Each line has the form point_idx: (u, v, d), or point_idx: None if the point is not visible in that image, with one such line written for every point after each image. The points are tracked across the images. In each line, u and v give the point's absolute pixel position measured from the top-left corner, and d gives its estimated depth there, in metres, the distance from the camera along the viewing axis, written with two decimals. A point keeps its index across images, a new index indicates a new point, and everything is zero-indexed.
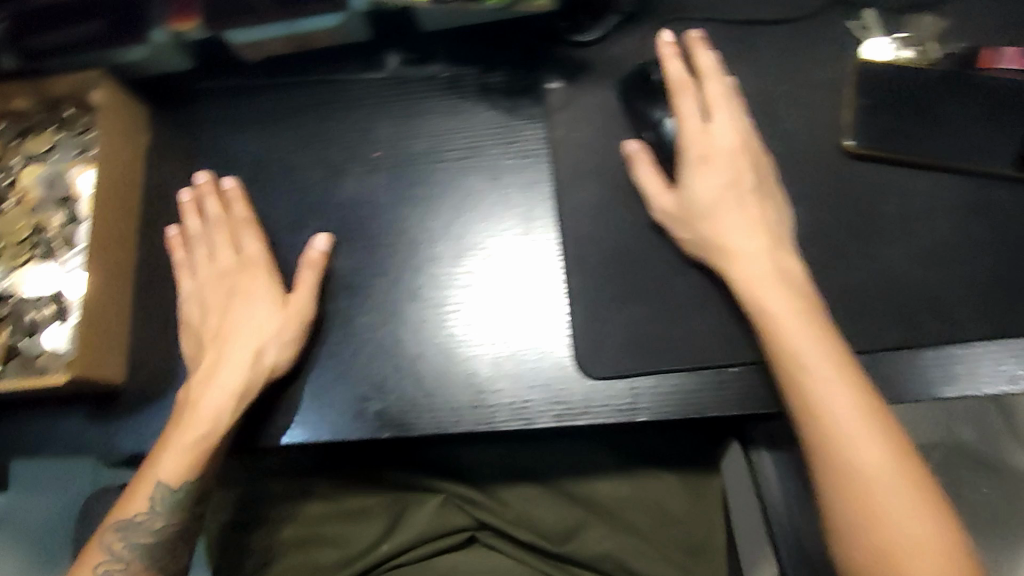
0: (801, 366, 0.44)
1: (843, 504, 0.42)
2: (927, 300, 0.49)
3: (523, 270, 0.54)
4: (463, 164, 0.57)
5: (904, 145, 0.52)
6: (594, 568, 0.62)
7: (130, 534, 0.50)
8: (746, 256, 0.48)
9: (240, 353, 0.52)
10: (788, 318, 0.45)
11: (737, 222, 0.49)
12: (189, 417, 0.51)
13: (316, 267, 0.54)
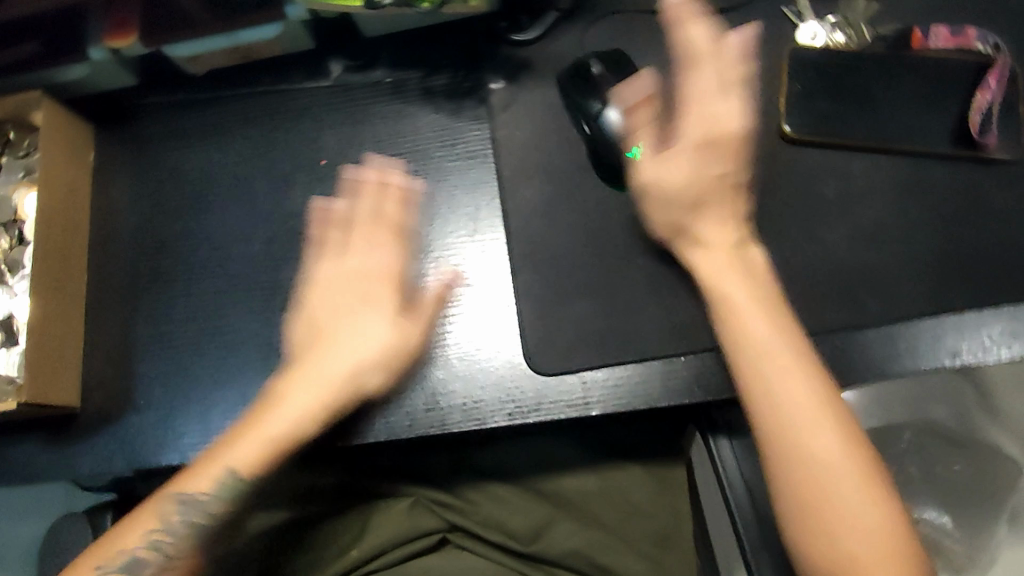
0: (755, 354, 0.45)
1: (791, 488, 0.42)
2: (866, 280, 0.50)
3: (477, 271, 0.54)
4: (410, 169, 0.57)
5: (841, 128, 0.52)
6: (564, 565, 0.61)
7: (186, 512, 0.48)
8: (711, 247, 0.49)
9: (328, 370, 0.49)
10: (743, 305, 0.46)
11: (718, 211, 0.49)
12: (276, 414, 0.49)
13: (436, 304, 0.52)
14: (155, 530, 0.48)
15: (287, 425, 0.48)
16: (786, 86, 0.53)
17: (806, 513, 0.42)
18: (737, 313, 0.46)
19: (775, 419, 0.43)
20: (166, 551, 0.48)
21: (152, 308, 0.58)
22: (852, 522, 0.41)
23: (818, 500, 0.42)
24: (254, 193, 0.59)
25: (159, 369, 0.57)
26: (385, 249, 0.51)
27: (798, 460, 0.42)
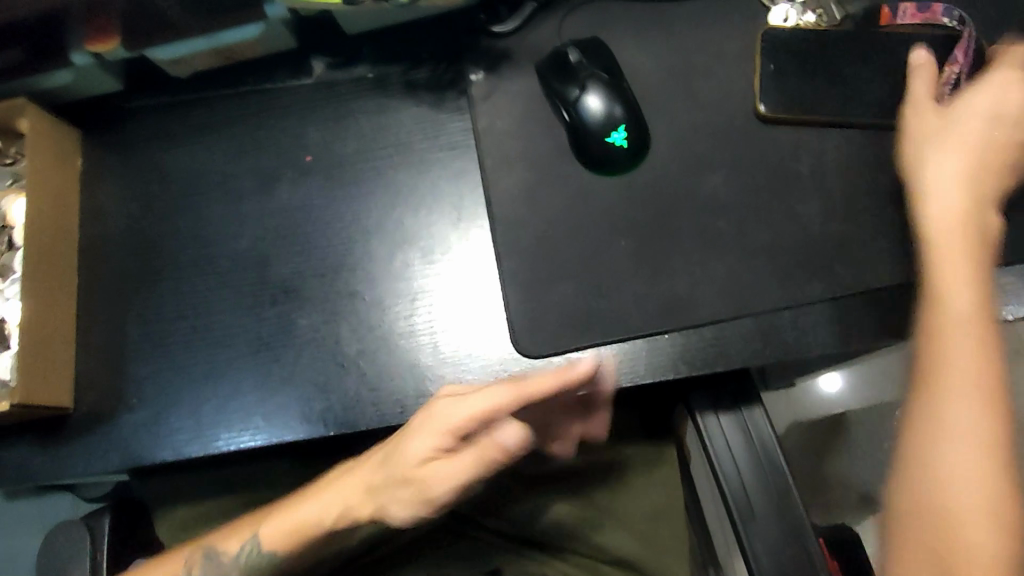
0: (954, 316, 0.44)
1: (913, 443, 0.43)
2: (841, 253, 0.51)
3: (463, 263, 0.55)
4: (393, 161, 0.58)
5: (814, 105, 0.53)
6: (561, 547, 0.63)
7: (212, 568, 0.55)
8: (940, 204, 0.47)
9: (356, 482, 0.52)
10: (960, 270, 0.45)
11: (947, 172, 0.47)
12: (312, 503, 0.54)
13: (483, 456, 0.44)
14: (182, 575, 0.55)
15: (304, 521, 0.53)
16: (759, 66, 0.54)
17: (924, 468, 0.42)
18: (951, 272, 0.45)
19: (933, 374, 0.43)
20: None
21: (142, 308, 0.59)
22: (963, 493, 0.41)
23: (934, 457, 0.42)
24: (242, 191, 0.60)
25: (152, 368, 0.58)
26: (498, 395, 0.43)
27: (932, 416, 0.43)
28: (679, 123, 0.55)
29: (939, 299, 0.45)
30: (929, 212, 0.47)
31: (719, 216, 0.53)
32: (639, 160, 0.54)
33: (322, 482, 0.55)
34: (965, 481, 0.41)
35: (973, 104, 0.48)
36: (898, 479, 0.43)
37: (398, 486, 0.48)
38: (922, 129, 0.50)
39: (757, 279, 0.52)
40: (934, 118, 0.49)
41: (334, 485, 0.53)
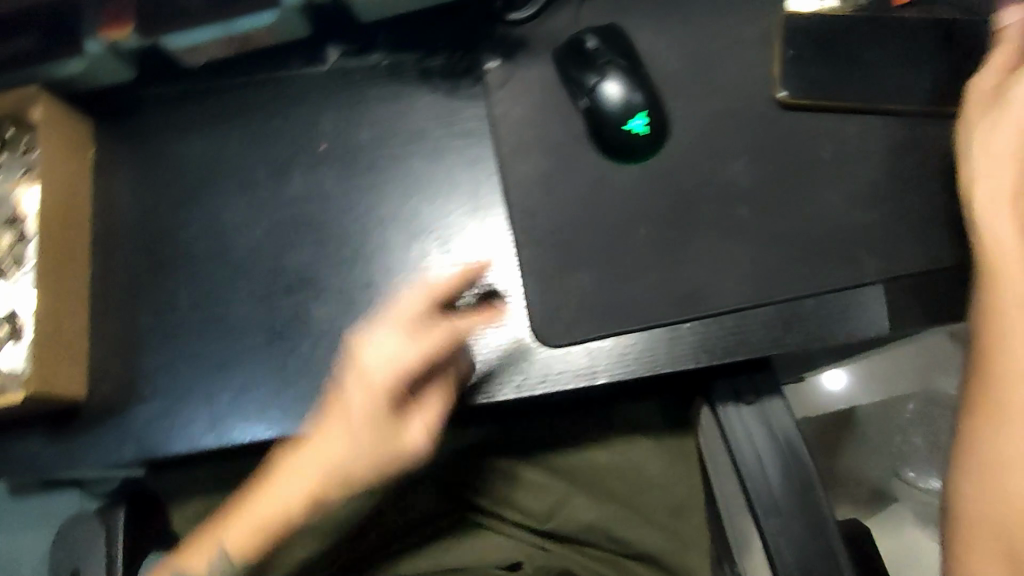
0: (1009, 311, 0.45)
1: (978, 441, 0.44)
2: (864, 239, 0.51)
3: (481, 255, 0.55)
4: (408, 150, 0.58)
5: (833, 91, 0.53)
6: (580, 538, 0.63)
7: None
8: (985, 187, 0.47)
9: (309, 469, 0.48)
10: (1011, 257, 0.45)
11: (998, 161, 0.47)
12: (266, 498, 0.50)
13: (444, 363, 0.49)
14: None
15: (269, 522, 0.49)
16: (779, 51, 0.54)
17: (988, 467, 0.44)
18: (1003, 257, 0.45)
19: (994, 370, 0.45)
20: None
21: (156, 298, 0.58)
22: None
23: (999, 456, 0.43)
24: (256, 180, 0.60)
25: (166, 358, 0.57)
26: (415, 313, 0.47)
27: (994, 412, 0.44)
28: (698, 109, 0.54)
29: (986, 284, 0.46)
30: (979, 204, 0.47)
31: (740, 204, 0.52)
32: (658, 147, 0.54)
33: (265, 477, 0.51)
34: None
35: None
36: (960, 475, 0.45)
37: (354, 447, 0.47)
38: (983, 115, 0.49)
39: (778, 266, 0.51)
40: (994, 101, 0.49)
41: (281, 475, 0.50)
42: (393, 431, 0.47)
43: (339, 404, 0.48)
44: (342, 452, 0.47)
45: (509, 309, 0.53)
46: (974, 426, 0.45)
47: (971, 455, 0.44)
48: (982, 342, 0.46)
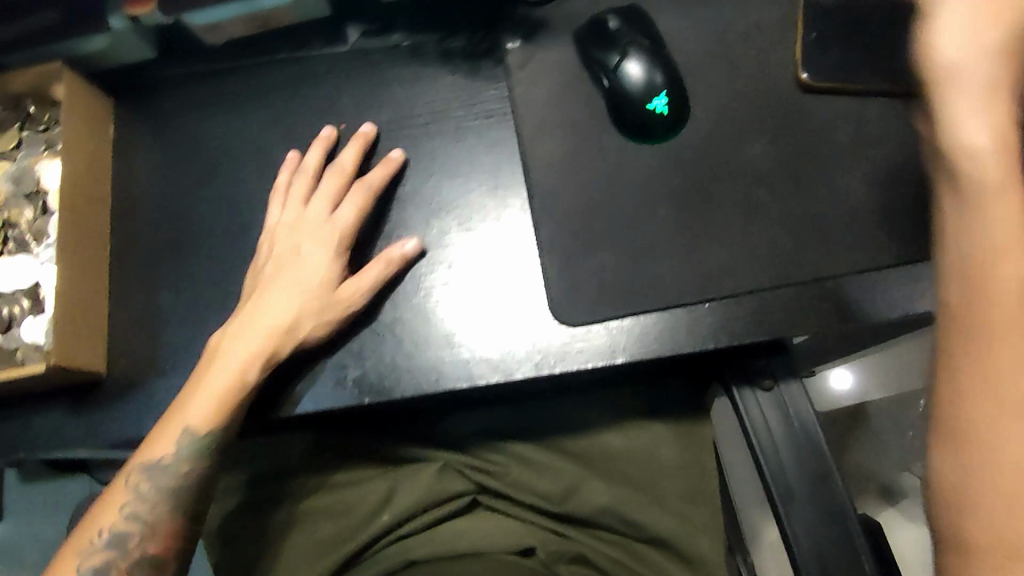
0: (1003, 295, 0.34)
1: (985, 471, 0.33)
2: (886, 223, 0.51)
3: (501, 235, 0.55)
4: (427, 130, 0.58)
5: (856, 75, 0.52)
6: (593, 522, 0.63)
7: (155, 476, 0.50)
8: (972, 126, 0.35)
9: (261, 326, 0.51)
10: (1022, 227, 0.35)
11: (983, 116, 0.35)
12: (221, 366, 0.51)
13: (393, 266, 0.53)
14: (131, 497, 0.50)
15: (230, 390, 0.50)
16: (802, 34, 0.54)
17: (970, 514, 0.33)
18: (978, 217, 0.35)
19: (989, 380, 0.33)
20: (144, 517, 0.50)
21: (175, 275, 0.59)
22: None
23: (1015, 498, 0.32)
24: (275, 158, 0.60)
25: (184, 334, 0.57)
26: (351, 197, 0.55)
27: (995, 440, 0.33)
28: (720, 92, 0.54)
29: (945, 252, 0.36)
30: (951, 146, 0.36)
31: (760, 186, 0.52)
32: (678, 128, 0.53)
33: (212, 354, 0.53)
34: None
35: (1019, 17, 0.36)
36: (943, 452, 0.34)
37: (306, 304, 0.52)
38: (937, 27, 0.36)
39: (799, 248, 0.51)
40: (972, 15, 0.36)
41: (232, 342, 0.52)
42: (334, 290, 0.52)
43: (288, 272, 0.53)
44: (291, 311, 0.52)
45: (520, 283, 0.53)
46: (938, 458, 0.34)
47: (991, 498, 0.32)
48: (981, 334, 0.34)
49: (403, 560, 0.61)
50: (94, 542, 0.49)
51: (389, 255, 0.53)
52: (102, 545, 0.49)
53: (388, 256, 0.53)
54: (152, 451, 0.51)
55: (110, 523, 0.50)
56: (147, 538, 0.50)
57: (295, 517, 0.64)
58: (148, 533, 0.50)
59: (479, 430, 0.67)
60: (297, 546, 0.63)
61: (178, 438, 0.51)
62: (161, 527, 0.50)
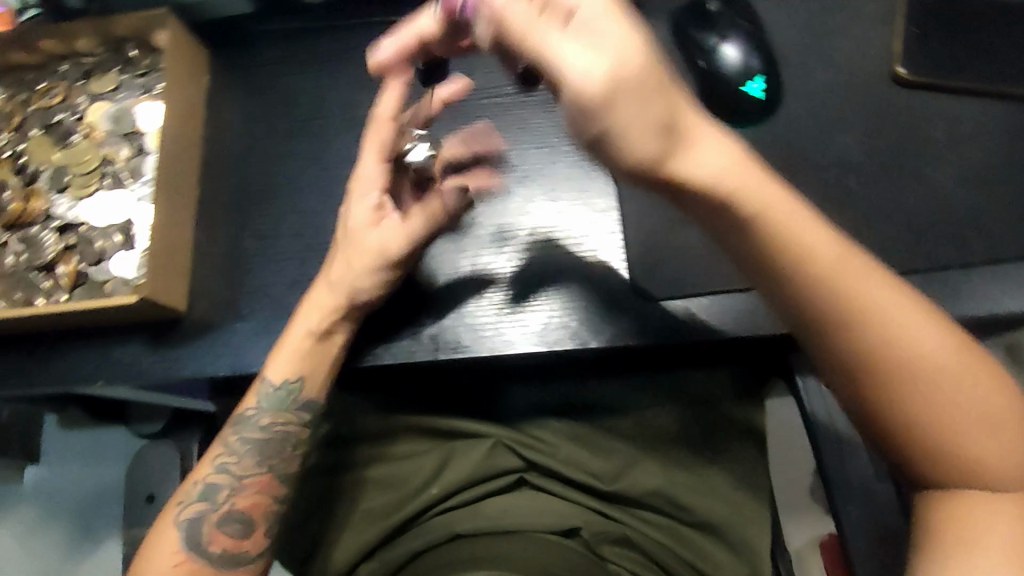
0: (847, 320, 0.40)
1: (920, 429, 0.41)
2: (976, 220, 0.51)
3: (581, 212, 0.55)
4: (517, 100, 0.59)
5: (953, 71, 0.53)
6: (644, 504, 0.64)
7: (239, 429, 0.54)
8: (705, 169, 0.35)
9: (325, 278, 0.54)
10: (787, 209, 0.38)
11: (713, 149, 0.35)
12: (297, 322, 0.54)
13: (429, 215, 0.52)
14: (218, 452, 0.54)
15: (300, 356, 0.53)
16: (901, 29, 0.54)
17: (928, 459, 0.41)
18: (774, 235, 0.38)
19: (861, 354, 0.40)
20: (233, 472, 0.54)
21: (259, 223, 0.60)
22: (973, 427, 0.41)
23: (939, 435, 0.41)
24: (364, 118, 0.61)
25: (266, 281, 0.59)
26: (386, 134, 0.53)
27: (916, 401, 0.41)
28: (815, 82, 0.54)
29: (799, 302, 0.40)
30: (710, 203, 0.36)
31: (849, 176, 0.52)
32: (771, 114, 0.54)
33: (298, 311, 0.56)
34: (974, 412, 0.41)
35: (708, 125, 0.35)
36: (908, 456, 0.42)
37: (352, 254, 0.53)
38: (630, 110, 0.32)
39: (886, 239, 0.51)
40: (643, 103, 0.32)
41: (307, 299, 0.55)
42: (371, 236, 0.53)
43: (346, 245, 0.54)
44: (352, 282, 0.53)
45: (588, 257, 0.54)
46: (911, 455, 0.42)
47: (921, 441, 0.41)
48: (848, 317, 0.40)
49: (447, 533, 0.62)
50: (188, 497, 0.53)
51: (427, 202, 0.53)
52: (195, 497, 0.53)
53: (426, 206, 0.52)
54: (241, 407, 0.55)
55: (202, 476, 0.54)
56: (236, 492, 0.53)
57: (350, 480, 0.66)
58: (237, 487, 0.53)
59: (531, 405, 0.68)
60: (352, 511, 0.64)
61: (258, 392, 0.54)
62: (247, 481, 0.54)
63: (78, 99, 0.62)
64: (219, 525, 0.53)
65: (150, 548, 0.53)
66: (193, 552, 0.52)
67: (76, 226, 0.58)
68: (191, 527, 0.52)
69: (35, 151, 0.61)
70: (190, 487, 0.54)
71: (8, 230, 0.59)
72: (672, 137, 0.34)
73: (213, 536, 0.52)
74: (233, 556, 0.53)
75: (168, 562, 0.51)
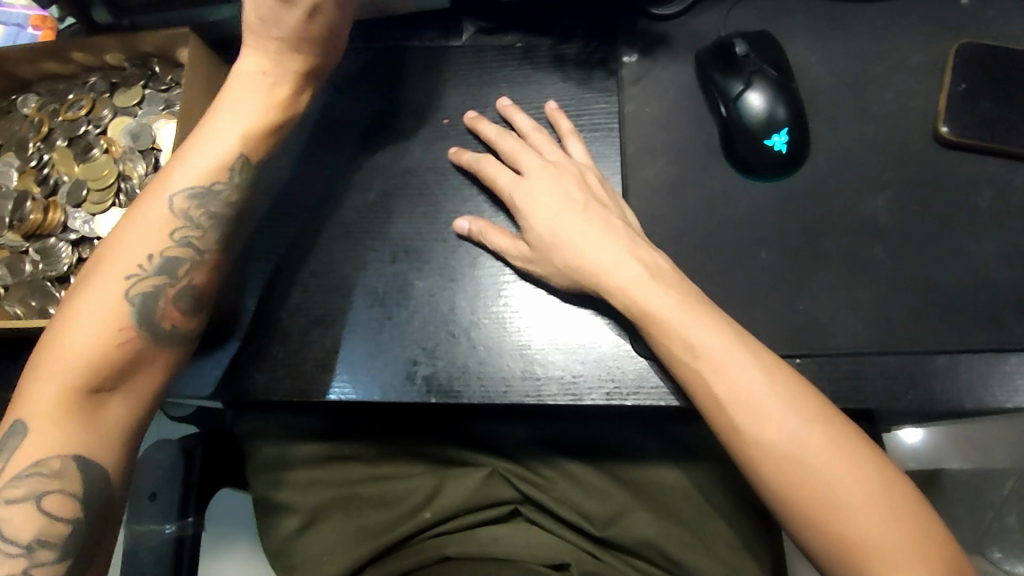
0: (734, 401, 0.44)
1: (829, 524, 0.42)
2: (1015, 299, 0.46)
3: None
4: (532, 132, 0.56)
5: (1003, 133, 0.49)
6: (638, 554, 0.61)
7: (203, 203, 0.48)
8: (613, 269, 0.48)
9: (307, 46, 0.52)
10: (666, 307, 0.46)
11: (613, 252, 0.49)
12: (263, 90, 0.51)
13: None
14: (178, 225, 0.48)
15: (282, 109, 0.51)
16: (947, 85, 0.51)
17: (838, 558, 0.42)
18: (671, 331, 0.46)
19: (752, 447, 0.43)
20: (194, 246, 0.48)
21: None
22: (871, 519, 0.42)
23: (843, 530, 0.42)
24: (373, 143, 0.59)
25: None
26: None
27: (808, 490, 0.42)
28: (848, 136, 0.51)
29: (698, 377, 0.45)
30: (614, 299, 0.48)
31: (876, 242, 0.49)
32: (791, 171, 0.51)
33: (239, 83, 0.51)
34: (871, 507, 0.42)
35: (593, 233, 0.50)
36: (831, 557, 0.42)
37: None
38: (548, 269, 0.51)
39: (913, 314, 0.47)
40: (553, 251, 0.50)
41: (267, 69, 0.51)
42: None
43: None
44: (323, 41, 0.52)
45: (587, 302, 0.52)
46: (825, 554, 0.42)
47: (831, 539, 0.42)
48: (732, 406, 0.44)
49: (437, 555, 0.60)
50: (142, 269, 0.47)
51: None
52: (150, 269, 0.47)
53: None
54: (183, 183, 0.48)
55: (148, 249, 0.48)
56: (197, 266, 0.48)
57: (341, 501, 0.64)
58: (202, 262, 0.49)
59: (525, 439, 0.65)
60: (342, 532, 0.63)
61: (227, 166, 0.49)
62: (212, 257, 0.49)
63: (103, 111, 0.63)
64: (174, 299, 0.48)
65: (71, 318, 0.46)
66: (139, 329, 0.47)
67: (91, 240, 0.59)
68: (143, 303, 0.47)
69: (59, 163, 0.62)
70: (142, 261, 0.47)
71: (28, 239, 0.60)
72: (579, 272, 0.49)
73: (169, 312, 0.47)
74: (174, 340, 0.48)
75: (109, 328, 0.46)
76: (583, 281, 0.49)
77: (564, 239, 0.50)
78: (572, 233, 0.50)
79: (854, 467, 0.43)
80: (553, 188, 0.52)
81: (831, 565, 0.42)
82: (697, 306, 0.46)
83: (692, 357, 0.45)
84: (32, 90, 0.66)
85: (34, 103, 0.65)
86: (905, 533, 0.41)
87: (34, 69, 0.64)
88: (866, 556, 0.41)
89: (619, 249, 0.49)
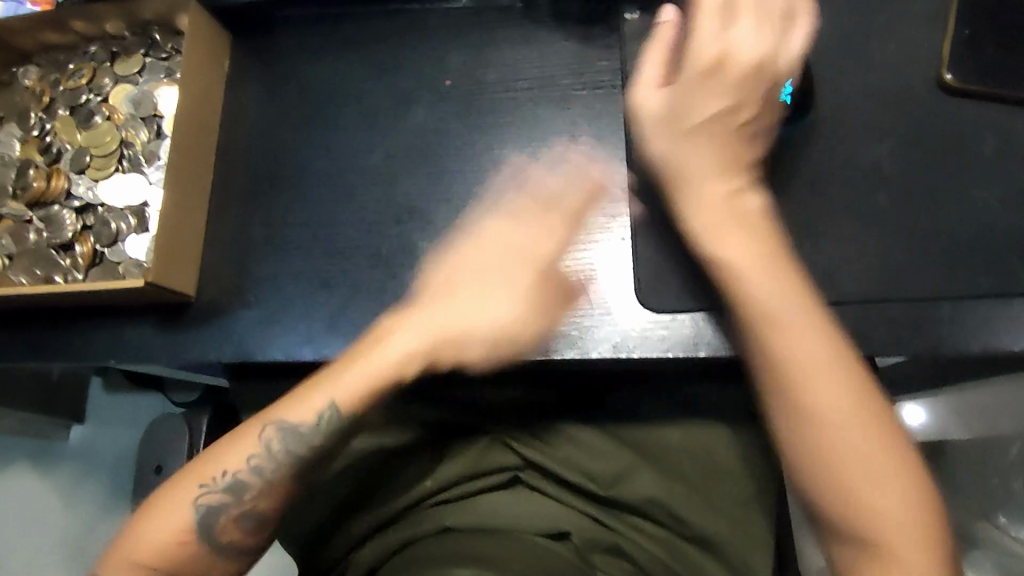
0: (796, 351, 0.45)
1: (844, 474, 0.43)
2: (1018, 243, 0.47)
3: (588, 236, 0.53)
4: (533, 95, 0.57)
5: (1006, 78, 0.49)
6: (642, 513, 0.60)
7: (286, 438, 0.49)
8: (703, 189, 0.47)
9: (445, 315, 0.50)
10: (730, 255, 0.47)
11: (709, 178, 0.47)
12: (379, 350, 0.50)
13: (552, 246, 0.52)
14: (255, 451, 0.49)
15: (395, 364, 0.50)
16: (951, 32, 0.50)
17: (847, 511, 0.43)
18: (740, 277, 0.46)
19: (797, 407, 0.44)
20: (265, 474, 0.49)
21: (267, 210, 0.59)
22: (885, 480, 0.43)
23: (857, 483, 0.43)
24: (376, 106, 0.59)
25: (273, 272, 0.57)
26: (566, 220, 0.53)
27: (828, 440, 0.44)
28: (853, 86, 0.51)
29: (749, 314, 0.46)
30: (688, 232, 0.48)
31: (877, 191, 0.49)
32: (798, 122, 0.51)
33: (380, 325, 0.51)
34: (888, 470, 0.43)
35: (710, 158, 0.47)
36: (841, 508, 0.43)
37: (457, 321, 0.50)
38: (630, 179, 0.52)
39: (917, 261, 0.47)
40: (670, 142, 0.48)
41: (397, 324, 0.51)
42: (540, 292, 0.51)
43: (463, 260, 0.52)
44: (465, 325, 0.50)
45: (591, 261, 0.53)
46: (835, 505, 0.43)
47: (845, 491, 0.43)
48: (778, 353, 0.45)
49: (436, 527, 0.57)
50: (212, 483, 0.48)
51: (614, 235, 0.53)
52: (223, 485, 0.48)
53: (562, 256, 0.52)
54: (282, 416, 0.50)
55: (233, 468, 0.49)
56: (261, 494, 0.49)
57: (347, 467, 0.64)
58: (266, 486, 0.49)
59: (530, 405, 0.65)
60: (348, 500, 0.63)
61: (320, 410, 0.50)
62: (277, 486, 0.50)
63: (104, 80, 0.63)
64: (238, 519, 0.49)
65: (145, 522, 0.48)
66: (198, 535, 0.48)
67: (95, 207, 0.59)
68: (207, 513, 0.48)
69: (60, 131, 0.62)
70: (217, 474, 0.49)
71: (31, 208, 0.60)
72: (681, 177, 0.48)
73: (228, 529, 0.49)
74: (237, 551, 0.49)
75: (173, 533, 0.48)
76: (673, 186, 0.48)
77: (680, 139, 0.48)
78: (696, 133, 0.47)
79: (879, 433, 0.44)
80: (721, 59, 0.47)
81: (834, 520, 0.44)
82: (776, 260, 0.46)
83: (750, 302, 0.46)
84: (33, 61, 0.66)
85: (35, 74, 0.65)
86: (915, 500, 0.43)
87: (34, 40, 0.64)
88: (874, 513, 0.42)
89: (715, 181, 0.47)
